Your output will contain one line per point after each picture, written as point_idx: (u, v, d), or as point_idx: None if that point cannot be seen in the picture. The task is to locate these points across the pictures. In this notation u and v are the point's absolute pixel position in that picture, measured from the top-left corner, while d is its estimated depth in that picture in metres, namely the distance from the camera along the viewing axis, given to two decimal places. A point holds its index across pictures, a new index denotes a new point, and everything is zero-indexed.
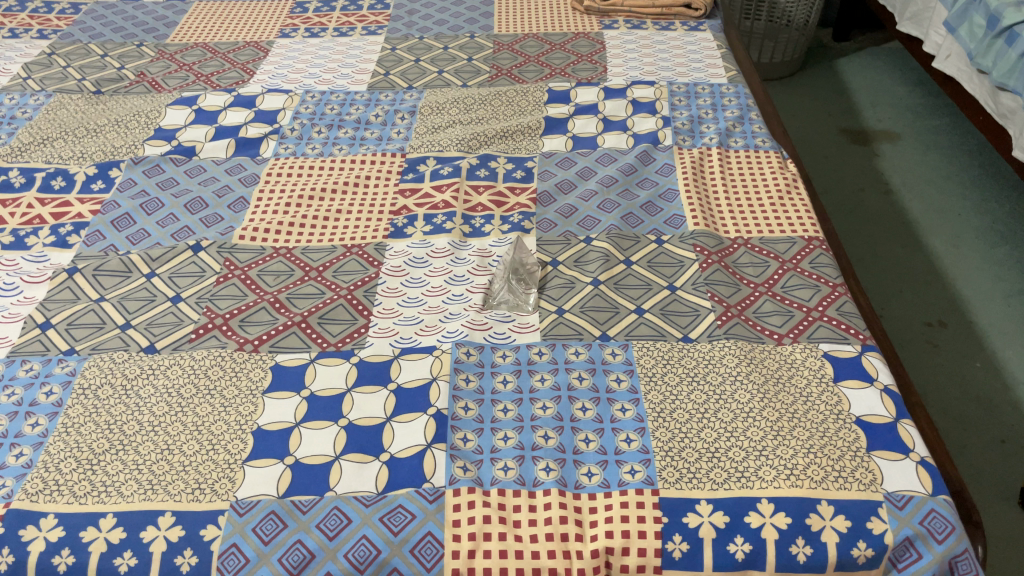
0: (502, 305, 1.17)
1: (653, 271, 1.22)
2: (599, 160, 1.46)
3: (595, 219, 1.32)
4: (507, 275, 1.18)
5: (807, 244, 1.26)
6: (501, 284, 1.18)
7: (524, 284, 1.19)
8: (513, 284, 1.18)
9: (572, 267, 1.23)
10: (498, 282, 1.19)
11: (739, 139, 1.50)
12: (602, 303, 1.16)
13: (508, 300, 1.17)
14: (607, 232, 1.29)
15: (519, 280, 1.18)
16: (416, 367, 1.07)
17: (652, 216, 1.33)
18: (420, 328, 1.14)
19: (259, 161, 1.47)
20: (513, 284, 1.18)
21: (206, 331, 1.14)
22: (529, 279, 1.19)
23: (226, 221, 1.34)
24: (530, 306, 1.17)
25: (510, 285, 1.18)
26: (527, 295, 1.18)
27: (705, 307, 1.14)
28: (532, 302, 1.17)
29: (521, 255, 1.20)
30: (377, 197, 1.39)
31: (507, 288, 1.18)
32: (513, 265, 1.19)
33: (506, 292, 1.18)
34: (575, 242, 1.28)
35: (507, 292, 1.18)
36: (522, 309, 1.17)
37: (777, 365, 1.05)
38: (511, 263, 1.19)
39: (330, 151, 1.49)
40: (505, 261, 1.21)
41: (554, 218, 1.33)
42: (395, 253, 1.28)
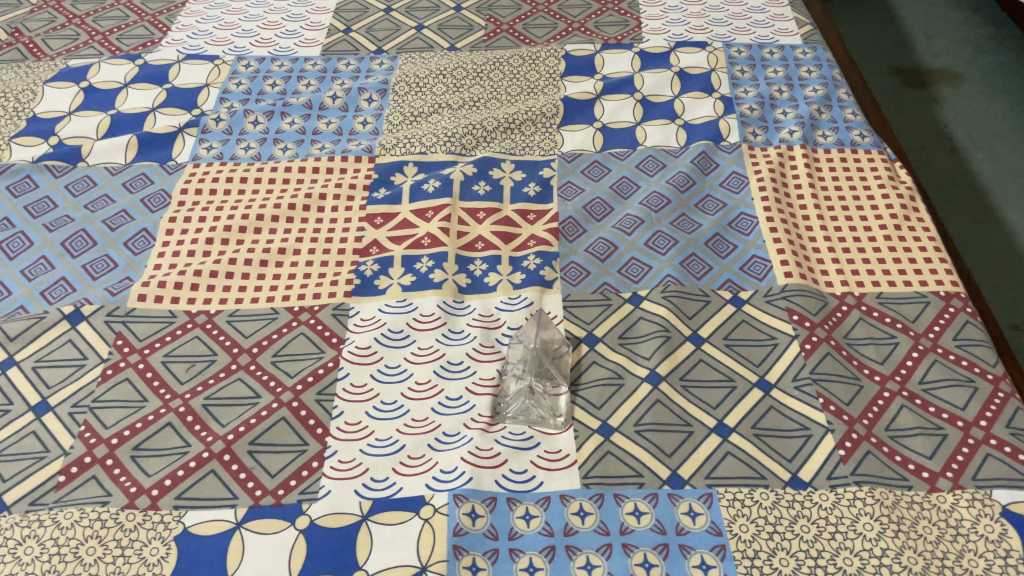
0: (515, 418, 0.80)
1: (734, 356, 0.85)
2: (641, 166, 1.07)
3: (644, 265, 0.94)
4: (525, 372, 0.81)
5: (946, 306, 0.90)
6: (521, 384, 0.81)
7: (551, 382, 0.81)
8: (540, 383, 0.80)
9: (617, 349, 0.86)
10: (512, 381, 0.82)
11: (828, 132, 1.11)
12: (667, 415, 0.80)
13: (519, 405, 0.80)
14: (662, 286, 0.92)
15: (544, 381, 0.81)
16: (394, 540, 0.71)
17: (722, 258, 0.95)
18: (401, 458, 0.78)
19: (171, 170, 1.07)
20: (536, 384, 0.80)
21: (82, 470, 0.77)
22: (557, 375, 0.82)
23: (120, 271, 0.95)
24: (558, 417, 0.80)
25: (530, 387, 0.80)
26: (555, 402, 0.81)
27: (817, 424, 0.79)
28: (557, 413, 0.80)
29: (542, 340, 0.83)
30: (335, 228, 0.99)
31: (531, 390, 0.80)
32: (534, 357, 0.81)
33: (524, 394, 0.80)
34: (618, 303, 0.90)
35: (519, 400, 0.80)
36: (550, 416, 0.80)
37: (936, 536, 0.71)
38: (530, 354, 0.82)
39: (269, 153, 1.09)
40: (518, 350, 0.84)
41: (585, 262, 0.95)
42: (363, 322, 0.90)
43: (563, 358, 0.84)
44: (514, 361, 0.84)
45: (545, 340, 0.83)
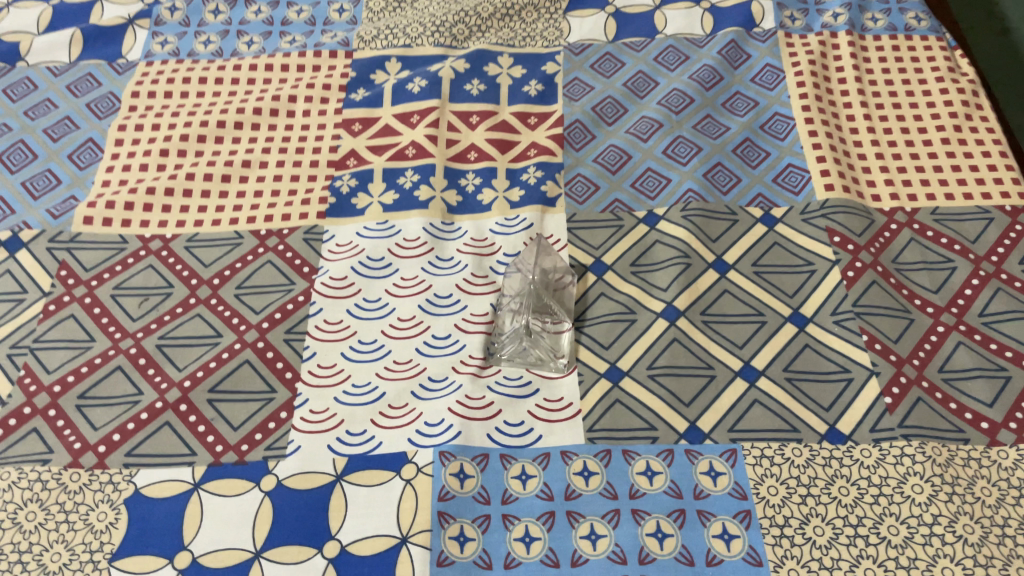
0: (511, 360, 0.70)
1: (764, 286, 0.74)
2: (660, 58, 0.93)
3: (662, 178, 0.82)
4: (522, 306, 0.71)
5: (1012, 223, 0.77)
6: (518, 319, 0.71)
7: (552, 316, 0.71)
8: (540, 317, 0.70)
9: (628, 279, 0.75)
10: (508, 316, 0.72)
11: (876, 16, 0.96)
12: (685, 356, 0.69)
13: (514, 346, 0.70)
14: (683, 203, 0.79)
15: (544, 315, 0.71)
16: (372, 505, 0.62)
17: (753, 168, 0.83)
18: (381, 408, 0.68)
19: (122, 69, 0.94)
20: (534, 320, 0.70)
21: (20, 422, 0.68)
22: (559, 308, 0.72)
23: (64, 188, 0.84)
24: (562, 357, 0.70)
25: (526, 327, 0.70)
26: (557, 338, 0.71)
27: (860, 366, 0.68)
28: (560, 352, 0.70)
29: (543, 269, 0.73)
30: (308, 137, 0.87)
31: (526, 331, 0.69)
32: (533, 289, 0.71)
33: (519, 334, 0.70)
34: (630, 224, 0.79)
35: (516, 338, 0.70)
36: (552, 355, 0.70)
37: (996, 499, 0.62)
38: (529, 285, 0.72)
39: (233, 48, 0.96)
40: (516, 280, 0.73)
41: (594, 175, 0.83)
42: (339, 248, 0.79)
43: (567, 290, 0.74)
44: (509, 294, 0.73)
45: (546, 270, 0.73)
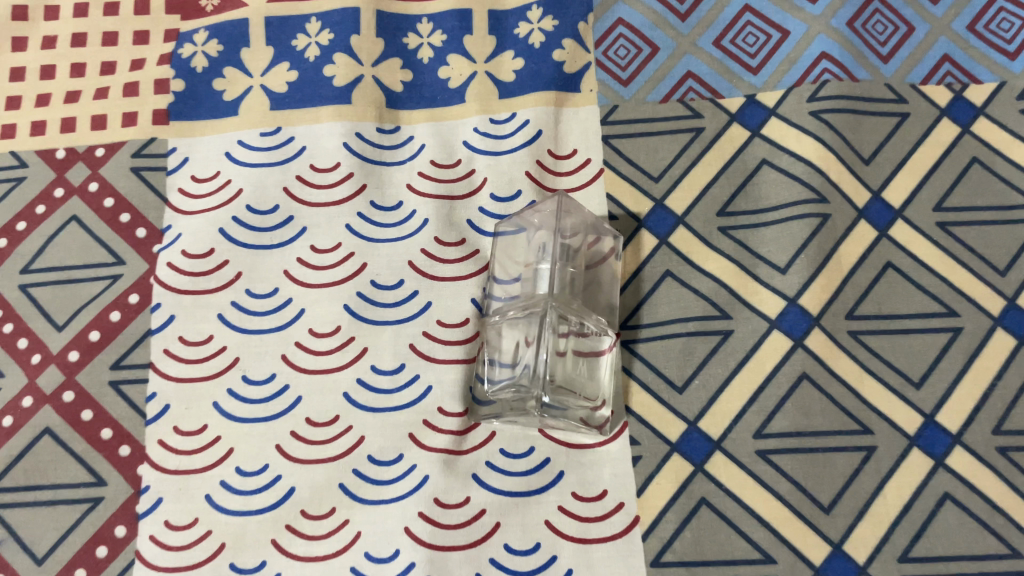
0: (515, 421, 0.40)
1: (954, 253, 0.42)
2: None
3: (770, 28, 0.46)
4: (528, 319, 0.39)
5: None
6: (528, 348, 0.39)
7: (580, 330, 0.40)
8: (561, 342, 0.39)
9: (713, 244, 0.42)
10: (508, 334, 0.40)
11: None
12: (820, 411, 0.39)
13: (517, 401, 0.39)
14: (811, 87, 0.45)
15: (569, 328, 0.39)
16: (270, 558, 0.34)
17: (932, 3, 0.47)
18: (289, 518, 0.39)
19: None
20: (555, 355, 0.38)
21: None
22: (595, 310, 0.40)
23: None
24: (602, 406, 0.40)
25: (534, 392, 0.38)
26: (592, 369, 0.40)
27: None
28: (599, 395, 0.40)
29: (562, 240, 0.40)
30: None
31: (541, 393, 0.37)
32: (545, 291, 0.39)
33: (525, 383, 0.38)
34: (714, 130, 0.44)
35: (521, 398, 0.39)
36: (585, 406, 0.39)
37: None
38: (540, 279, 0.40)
39: None
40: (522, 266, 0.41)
41: (649, 23, 0.47)
42: (196, 185, 0.44)
43: (607, 263, 0.41)
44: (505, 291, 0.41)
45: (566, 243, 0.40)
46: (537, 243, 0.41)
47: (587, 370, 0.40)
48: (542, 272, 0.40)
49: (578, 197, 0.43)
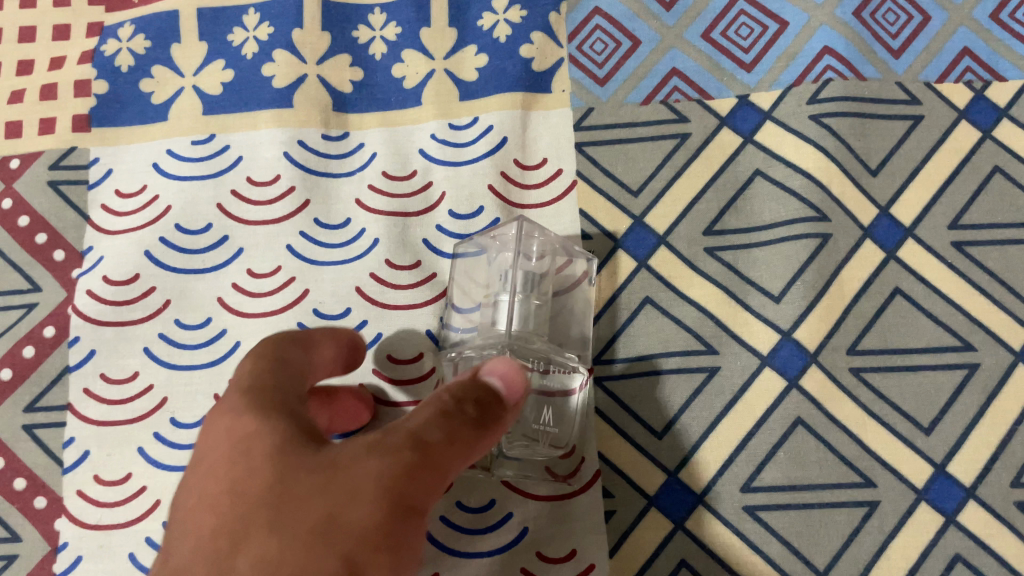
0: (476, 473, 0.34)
1: (971, 279, 0.37)
2: None
3: (765, 19, 0.41)
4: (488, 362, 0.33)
5: None
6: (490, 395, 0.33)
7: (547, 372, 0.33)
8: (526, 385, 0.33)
9: (699, 267, 0.38)
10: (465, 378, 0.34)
11: None
12: (817, 461, 0.35)
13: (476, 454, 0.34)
14: (812, 87, 0.40)
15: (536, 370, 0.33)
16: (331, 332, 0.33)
17: None
18: None
19: None
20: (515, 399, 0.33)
21: None
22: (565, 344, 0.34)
23: None
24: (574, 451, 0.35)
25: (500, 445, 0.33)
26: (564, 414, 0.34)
27: None
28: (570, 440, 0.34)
29: (524, 265, 0.33)
30: None
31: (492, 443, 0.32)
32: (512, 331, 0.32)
33: None
34: (702, 135, 0.39)
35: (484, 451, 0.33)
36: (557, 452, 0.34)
37: None
38: (500, 313, 0.33)
39: None
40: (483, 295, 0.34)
41: (629, 13, 0.42)
42: (121, 201, 0.40)
43: (574, 285, 0.36)
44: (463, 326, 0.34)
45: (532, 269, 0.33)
46: (500, 270, 0.34)
47: (553, 419, 0.33)
48: (503, 306, 0.33)
49: (548, 213, 0.39)
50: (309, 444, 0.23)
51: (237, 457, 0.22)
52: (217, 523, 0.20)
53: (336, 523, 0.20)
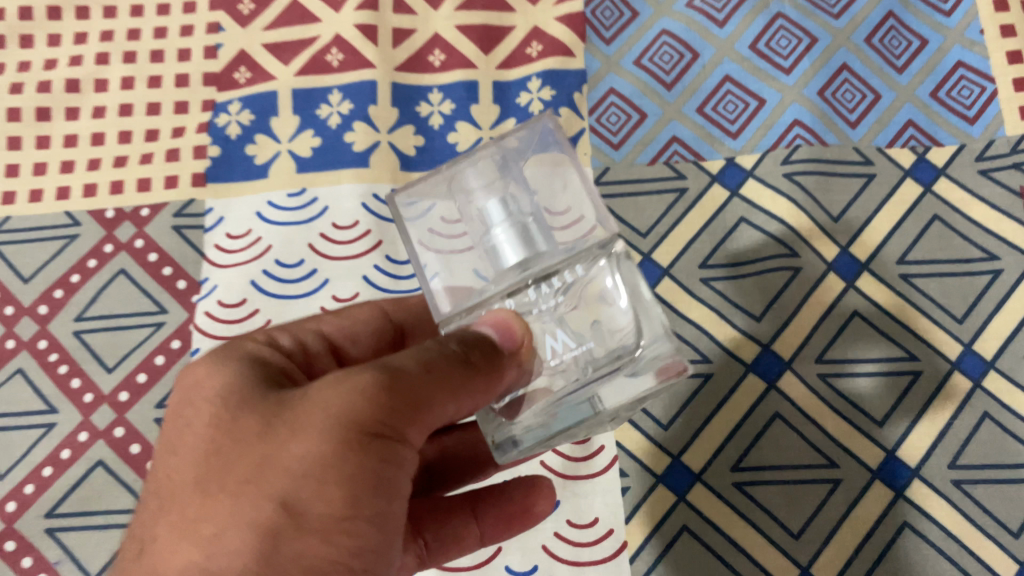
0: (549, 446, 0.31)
1: (917, 303, 0.46)
2: None
3: (748, 97, 0.51)
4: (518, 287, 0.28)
5: None
6: (556, 341, 0.29)
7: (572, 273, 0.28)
8: (575, 332, 0.29)
9: (697, 294, 0.47)
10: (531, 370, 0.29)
11: None
12: (793, 447, 0.43)
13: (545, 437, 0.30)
14: (784, 151, 0.50)
15: (556, 285, 0.28)
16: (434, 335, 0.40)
17: (898, 71, 0.51)
18: None
19: None
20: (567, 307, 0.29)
21: None
22: (585, 236, 0.28)
23: None
24: (634, 349, 0.28)
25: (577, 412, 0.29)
26: (604, 310, 0.29)
27: None
28: (630, 337, 0.29)
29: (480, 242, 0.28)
30: (169, 30, 0.55)
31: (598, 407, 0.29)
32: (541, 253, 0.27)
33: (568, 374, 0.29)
34: (698, 189, 0.49)
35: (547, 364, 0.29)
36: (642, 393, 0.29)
37: None
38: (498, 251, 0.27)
39: None
40: (458, 251, 0.29)
41: (639, 92, 0.52)
42: (231, 241, 0.49)
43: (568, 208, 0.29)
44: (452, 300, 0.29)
45: (515, 175, 0.28)
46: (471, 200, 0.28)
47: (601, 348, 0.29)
48: (490, 218, 0.27)
49: None
50: (259, 394, 0.29)
51: (183, 410, 0.30)
52: (199, 452, 0.28)
53: (326, 472, 0.26)
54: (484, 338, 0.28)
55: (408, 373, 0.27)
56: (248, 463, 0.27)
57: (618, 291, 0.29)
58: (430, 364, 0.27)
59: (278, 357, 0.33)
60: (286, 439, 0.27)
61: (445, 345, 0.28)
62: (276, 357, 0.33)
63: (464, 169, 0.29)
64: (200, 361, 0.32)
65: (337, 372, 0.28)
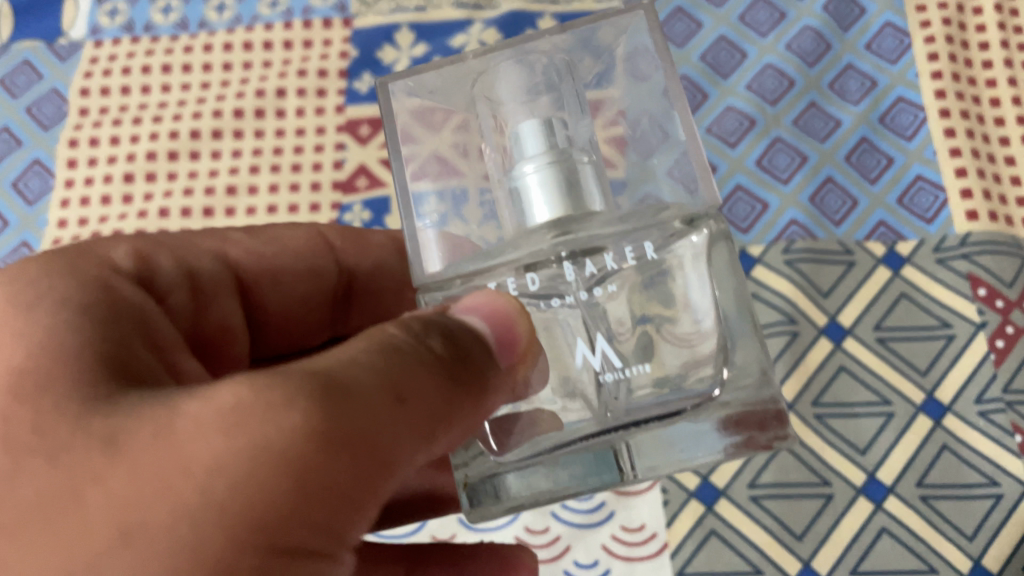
0: (555, 477, 0.36)
1: (892, 360, 0.59)
2: (748, 18, 0.72)
3: (757, 201, 0.66)
4: (546, 267, 0.35)
5: None
6: (590, 356, 0.35)
7: (619, 250, 0.35)
8: (620, 353, 0.35)
9: None
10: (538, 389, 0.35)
11: None
12: (796, 470, 0.56)
13: (543, 464, 0.36)
14: (784, 243, 0.64)
15: (589, 270, 0.35)
16: None
17: (872, 183, 0.65)
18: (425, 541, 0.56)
19: (63, 57, 0.77)
20: (606, 307, 0.35)
21: None
22: (648, 218, 0.35)
23: (14, 233, 0.71)
24: (714, 389, 0.35)
25: (610, 438, 0.35)
26: (671, 302, 0.35)
27: (1014, 477, 0.55)
28: (707, 378, 0.35)
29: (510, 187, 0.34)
30: (305, 147, 0.71)
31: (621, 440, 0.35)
32: (596, 212, 0.34)
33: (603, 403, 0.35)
34: None
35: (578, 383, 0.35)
36: (672, 470, 0.36)
37: None
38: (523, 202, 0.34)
39: (199, 18, 0.77)
40: (485, 221, 0.36)
41: None
42: None
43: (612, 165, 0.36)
44: (446, 258, 0.36)
45: (555, 127, 0.34)
46: (515, 167, 0.34)
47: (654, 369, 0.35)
48: (533, 182, 0.34)
49: None
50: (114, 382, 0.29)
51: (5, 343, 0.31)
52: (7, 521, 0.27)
53: (239, 559, 0.25)
54: (478, 334, 0.32)
55: (366, 403, 0.27)
56: (83, 475, 0.26)
57: (693, 281, 0.35)
58: (387, 379, 0.28)
59: (120, 277, 0.36)
60: (228, 496, 0.25)
61: (390, 343, 0.29)
62: (125, 286, 0.35)
63: (511, 125, 0.35)
64: (58, 256, 0.36)
65: (234, 392, 0.26)
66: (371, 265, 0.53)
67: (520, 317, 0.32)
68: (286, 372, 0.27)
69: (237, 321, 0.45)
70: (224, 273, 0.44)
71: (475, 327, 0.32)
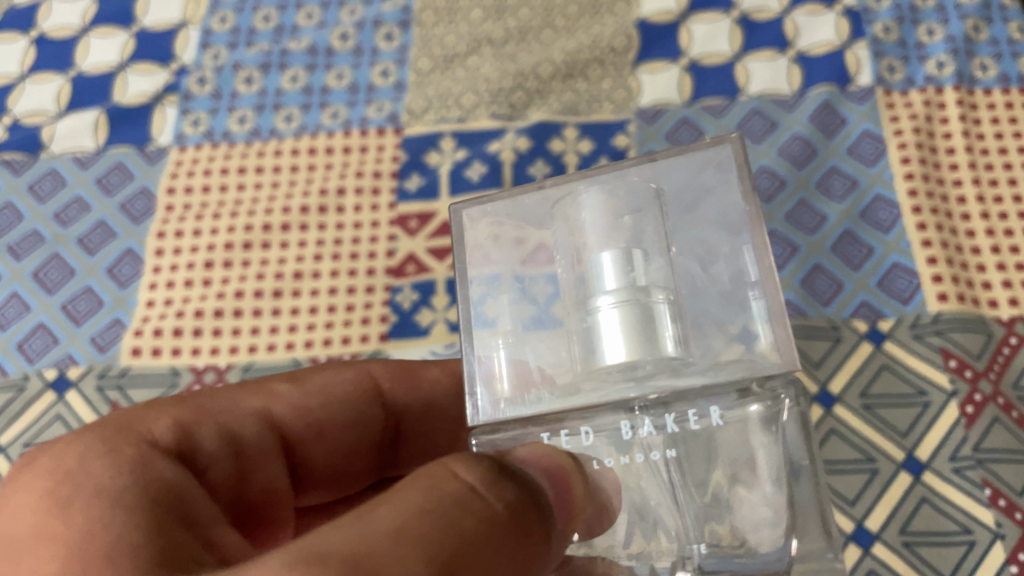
0: None
1: (876, 423, 0.68)
2: (745, 126, 0.84)
3: None
4: (607, 419, 0.39)
5: None
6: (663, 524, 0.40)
7: (688, 411, 0.39)
8: (687, 514, 0.39)
9: None
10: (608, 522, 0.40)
11: (988, 62, 0.84)
12: None
13: None
14: None
15: (664, 419, 0.39)
16: None
17: (855, 269, 0.75)
18: None
19: (151, 158, 0.89)
20: (673, 461, 0.39)
21: None
22: (743, 350, 0.39)
23: (107, 311, 0.81)
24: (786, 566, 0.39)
25: None
26: (743, 467, 0.39)
27: (984, 526, 0.63)
28: (779, 540, 0.39)
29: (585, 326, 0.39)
30: (362, 238, 0.82)
31: None
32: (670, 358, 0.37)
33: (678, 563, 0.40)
34: None
35: (641, 531, 0.40)
36: None
37: None
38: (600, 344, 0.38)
39: (270, 126, 0.89)
40: (546, 348, 0.41)
41: None
42: None
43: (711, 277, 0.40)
44: (517, 389, 0.41)
45: (633, 261, 0.38)
46: (594, 295, 0.38)
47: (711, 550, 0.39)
48: (611, 319, 0.37)
49: None
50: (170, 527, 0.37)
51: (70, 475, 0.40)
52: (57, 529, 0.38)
53: None
54: (542, 494, 0.37)
55: None
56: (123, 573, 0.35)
57: (761, 444, 0.39)
58: (431, 551, 0.31)
59: (156, 452, 0.43)
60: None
61: (434, 504, 0.33)
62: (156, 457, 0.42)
63: (592, 253, 0.39)
64: (93, 436, 0.43)
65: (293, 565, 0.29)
66: (421, 403, 0.62)
67: (579, 475, 0.39)
68: (323, 558, 0.29)
69: (280, 483, 0.52)
70: (265, 431, 0.51)
71: (532, 476, 0.38)
